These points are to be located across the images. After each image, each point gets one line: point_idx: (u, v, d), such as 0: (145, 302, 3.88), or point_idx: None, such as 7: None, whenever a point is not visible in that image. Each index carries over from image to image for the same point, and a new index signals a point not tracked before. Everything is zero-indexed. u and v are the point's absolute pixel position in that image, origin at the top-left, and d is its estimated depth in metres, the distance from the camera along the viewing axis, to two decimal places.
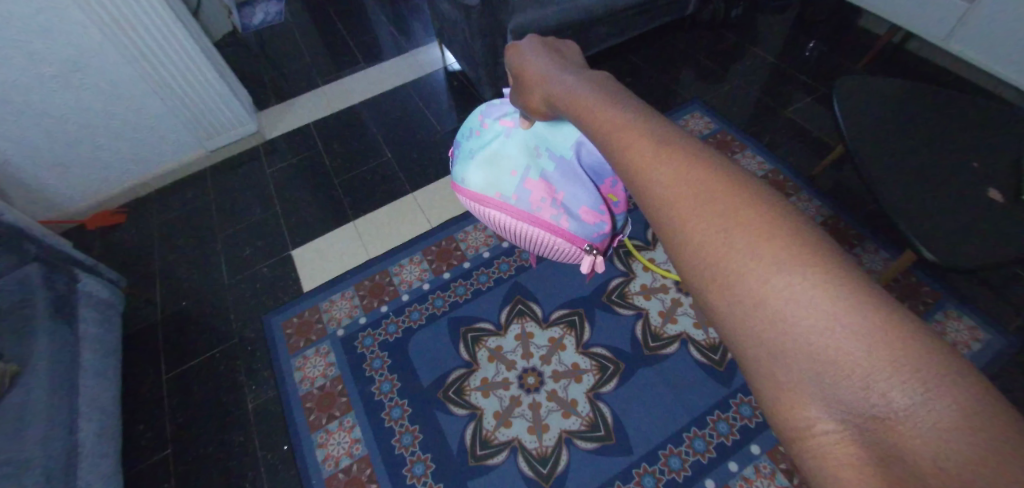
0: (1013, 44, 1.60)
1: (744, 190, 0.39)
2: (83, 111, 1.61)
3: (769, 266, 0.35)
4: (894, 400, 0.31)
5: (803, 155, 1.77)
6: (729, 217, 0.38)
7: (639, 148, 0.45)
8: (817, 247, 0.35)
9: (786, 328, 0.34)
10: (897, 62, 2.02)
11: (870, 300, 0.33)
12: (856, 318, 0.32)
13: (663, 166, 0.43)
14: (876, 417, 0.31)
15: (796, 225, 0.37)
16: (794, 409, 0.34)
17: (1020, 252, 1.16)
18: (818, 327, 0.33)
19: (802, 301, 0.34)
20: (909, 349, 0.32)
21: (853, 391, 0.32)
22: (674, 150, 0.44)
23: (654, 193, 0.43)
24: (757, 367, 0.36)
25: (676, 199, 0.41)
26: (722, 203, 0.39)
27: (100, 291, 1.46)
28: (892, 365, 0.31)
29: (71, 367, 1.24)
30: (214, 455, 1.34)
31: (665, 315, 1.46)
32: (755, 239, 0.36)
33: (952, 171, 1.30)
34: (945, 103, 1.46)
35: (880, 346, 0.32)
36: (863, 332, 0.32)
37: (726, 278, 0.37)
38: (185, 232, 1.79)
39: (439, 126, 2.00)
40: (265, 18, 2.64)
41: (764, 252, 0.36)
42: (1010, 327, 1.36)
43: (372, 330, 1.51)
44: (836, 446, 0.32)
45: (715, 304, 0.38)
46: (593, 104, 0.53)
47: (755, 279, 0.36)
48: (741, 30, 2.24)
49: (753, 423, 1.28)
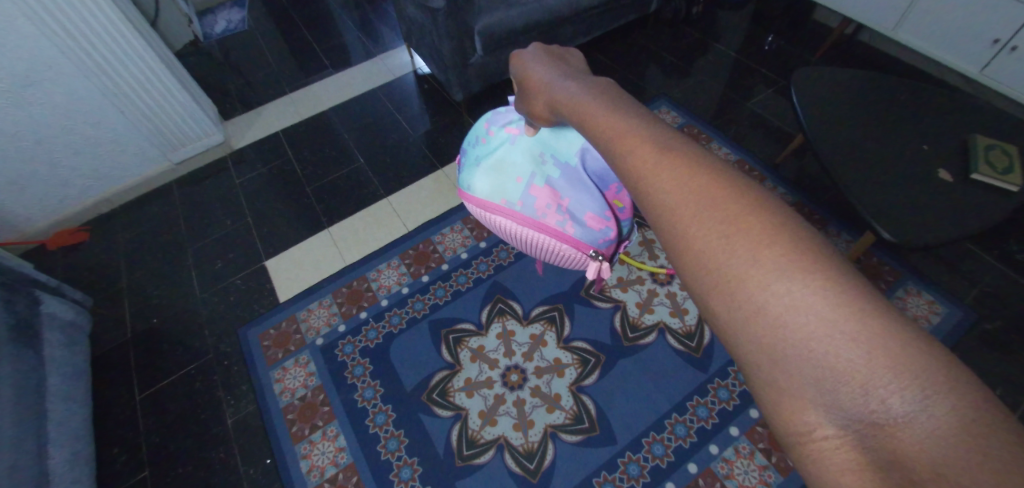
0: (956, 32, 1.69)
1: (747, 196, 0.42)
2: (38, 127, 1.55)
3: (772, 273, 0.37)
4: (893, 407, 0.33)
5: (767, 144, 1.84)
6: (732, 225, 0.40)
7: (642, 155, 0.47)
8: (817, 255, 0.38)
9: (788, 335, 0.36)
10: (852, 52, 2.10)
11: (867, 308, 0.35)
12: (854, 324, 0.35)
13: (665, 173, 0.45)
14: (876, 423, 0.34)
15: (799, 231, 0.39)
16: (794, 415, 0.36)
17: (968, 231, 1.23)
18: (819, 334, 0.36)
19: (802, 308, 0.36)
20: (906, 357, 0.34)
21: (853, 397, 0.34)
22: (676, 157, 0.46)
23: (658, 199, 0.45)
24: (757, 372, 0.38)
25: (678, 206, 0.43)
26: (727, 209, 0.41)
27: (64, 312, 1.41)
28: (892, 371, 0.34)
29: (38, 393, 1.20)
30: (194, 474, 1.31)
31: (642, 305, 1.49)
32: (757, 246, 0.38)
33: (906, 154, 1.37)
34: (898, 90, 1.52)
35: (879, 353, 0.34)
36: (860, 338, 0.35)
37: (728, 285, 0.39)
38: (153, 247, 1.75)
39: (410, 129, 2.00)
40: (228, 26, 2.59)
41: (766, 259, 0.38)
42: (965, 300, 1.44)
43: (353, 338, 1.50)
44: (837, 451, 0.35)
45: (714, 307, 0.40)
46: (597, 111, 0.55)
47: (757, 286, 0.38)
48: (703, 26, 2.30)
49: (731, 406, 1.32)
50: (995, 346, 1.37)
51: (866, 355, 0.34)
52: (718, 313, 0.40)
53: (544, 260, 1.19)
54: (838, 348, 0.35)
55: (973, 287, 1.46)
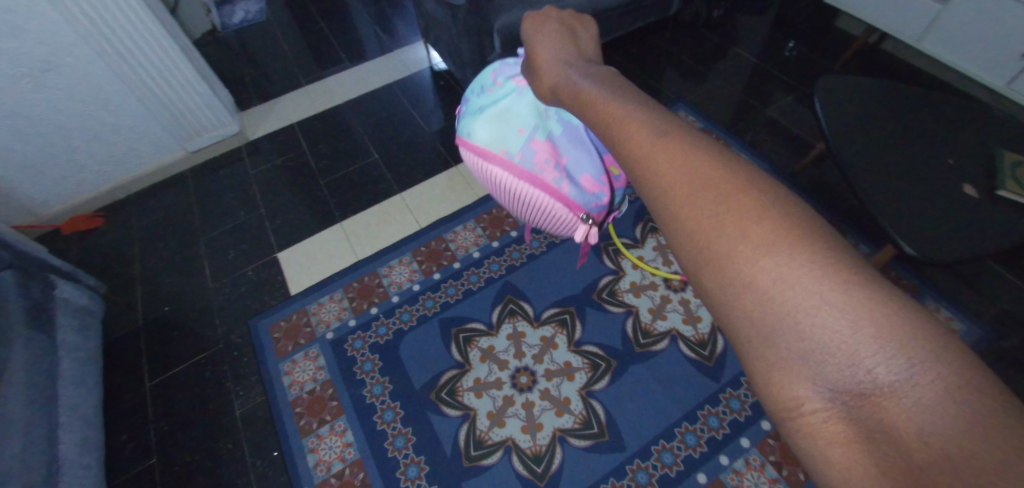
0: (984, 43, 1.66)
1: (738, 177, 0.43)
2: (57, 112, 1.56)
3: (760, 249, 0.39)
4: (879, 376, 0.35)
5: (786, 152, 1.81)
6: (725, 204, 0.42)
7: (640, 140, 0.48)
8: (803, 230, 0.40)
9: (777, 309, 0.38)
10: (874, 61, 2.07)
11: (854, 283, 0.37)
12: (841, 297, 0.37)
13: (661, 155, 0.46)
14: (862, 393, 0.36)
15: (788, 207, 0.41)
16: (785, 389, 0.38)
17: (994, 249, 1.20)
18: (806, 307, 0.37)
19: (791, 283, 0.38)
20: (894, 328, 0.36)
21: (840, 368, 0.36)
22: (674, 142, 0.47)
23: (656, 181, 0.46)
24: (749, 351, 0.40)
25: (672, 188, 0.45)
26: (719, 187, 0.43)
27: (77, 298, 1.42)
28: (878, 342, 0.36)
29: (50, 377, 1.20)
30: (202, 464, 1.32)
31: (655, 311, 1.48)
32: (746, 224, 0.40)
33: (929, 166, 1.35)
34: (922, 101, 1.50)
35: (864, 324, 0.36)
36: (847, 311, 0.36)
37: (719, 264, 0.41)
38: (166, 235, 1.75)
39: (425, 125, 1.99)
40: (246, 17, 2.58)
41: (755, 235, 0.40)
42: (984, 318, 1.42)
43: (363, 333, 1.50)
44: (825, 424, 0.36)
45: (711, 288, 0.41)
46: (599, 99, 0.56)
47: (748, 263, 0.39)
48: (723, 30, 2.27)
49: (742, 417, 1.30)
50: (1013, 366, 1.34)
51: (850, 326, 0.36)
52: (713, 288, 0.41)
53: (534, 223, 1.15)
54: (825, 319, 0.37)
55: (993, 305, 1.43)
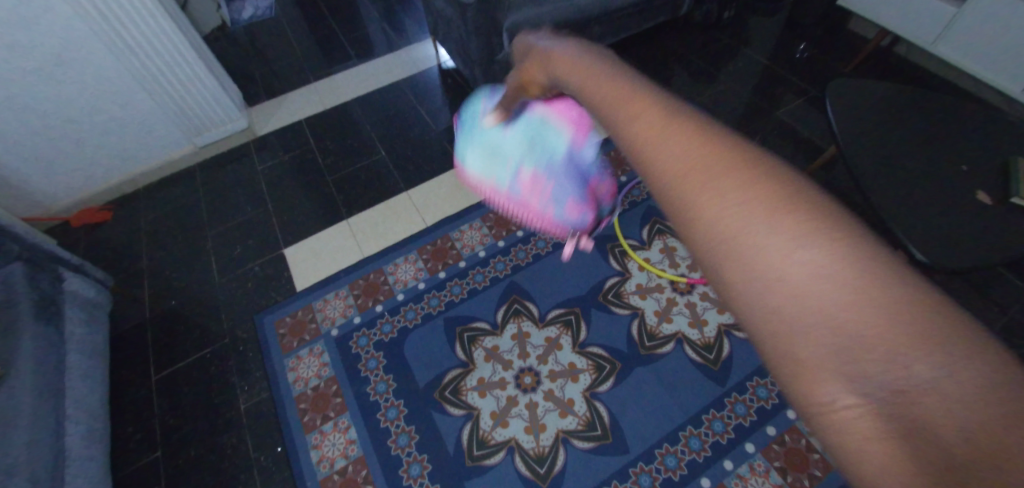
0: (999, 48, 1.64)
1: (742, 141, 0.35)
2: (67, 105, 1.57)
3: (769, 215, 0.30)
4: (920, 372, 0.26)
5: (796, 155, 1.80)
6: (729, 166, 0.33)
7: (632, 100, 0.40)
8: (820, 199, 0.31)
9: (791, 283, 0.29)
10: (886, 64, 2.05)
11: (881, 261, 0.28)
12: (869, 275, 0.28)
13: (655, 113, 0.38)
14: (902, 392, 0.26)
15: (788, 165, 0.33)
16: (808, 383, 0.28)
17: (1007, 257, 1.19)
18: (829, 285, 0.28)
19: (808, 253, 0.29)
20: (930, 315, 0.27)
21: (878, 361, 0.26)
22: (666, 104, 0.39)
23: (646, 141, 0.37)
24: (755, 334, 0.30)
25: (665, 148, 0.36)
26: (720, 148, 0.34)
27: (85, 290, 1.42)
28: (919, 329, 0.26)
29: (57, 369, 1.21)
30: (206, 458, 1.32)
31: (661, 314, 1.47)
32: (751, 186, 0.31)
33: (942, 172, 1.33)
34: (936, 105, 1.48)
35: (904, 308, 0.27)
36: (878, 290, 0.27)
37: (720, 230, 0.31)
38: (174, 230, 1.76)
39: (433, 123, 1.99)
40: (255, 13, 2.59)
41: (763, 200, 0.31)
42: (995, 326, 1.40)
43: (367, 330, 1.50)
44: (859, 426, 0.26)
45: (709, 259, 0.32)
46: (585, 63, 0.49)
47: (758, 231, 0.30)
48: (734, 31, 2.26)
49: (747, 422, 1.29)
50: None
51: (889, 311, 0.27)
52: (704, 253, 0.32)
53: None
54: (854, 296, 0.27)
55: (1003, 313, 1.42)
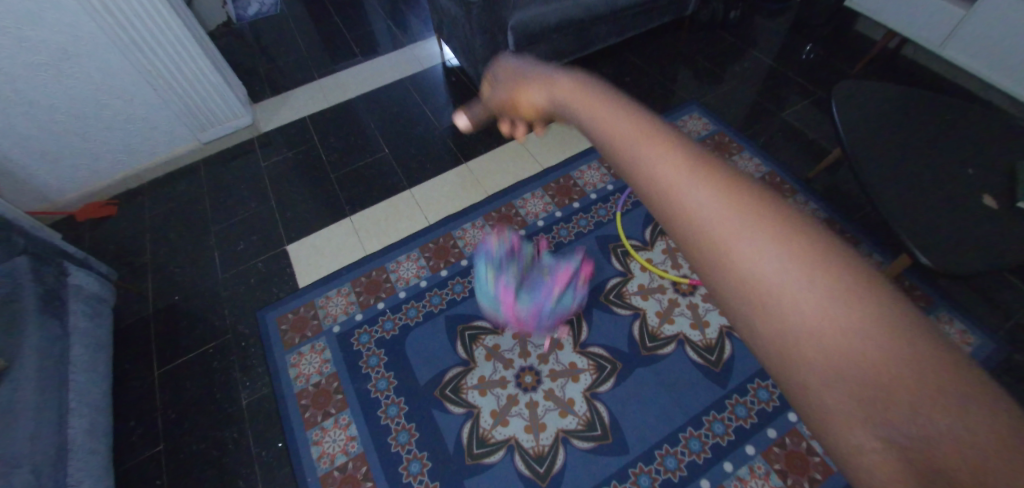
0: (1007, 51, 1.63)
1: (748, 181, 0.37)
2: (73, 100, 1.57)
3: (788, 262, 0.32)
4: (947, 421, 0.27)
5: (801, 157, 1.79)
6: (746, 211, 0.35)
7: (637, 138, 0.42)
8: (835, 247, 0.33)
9: (809, 328, 0.31)
10: (894, 66, 2.03)
11: (896, 306, 0.30)
12: (882, 321, 0.30)
13: (667, 152, 0.40)
14: (925, 440, 0.27)
15: (801, 216, 0.34)
16: (839, 426, 0.29)
17: (1012, 263, 1.18)
18: (848, 329, 0.30)
19: (827, 301, 0.31)
20: (944, 361, 0.29)
21: (904, 409, 0.28)
22: (671, 142, 0.41)
23: (659, 184, 0.39)
24: (783, 378, 0.32)
25: (677, 189, 0.38)
26: (734, 192, 0.36)
27: (90, 285, 1.43)
28: (932, 374, 0.28)
29: (61, 363, 1.22)
30: (208, 452, 1.33)
31: (662, 315, 1.47)
32: (768, 232, 0.33)
33: (948, 175, 1.33)
34: (943, 109, 1.47)
35: (916, 350, 0.29)
36: (896, 333, 0.29)
37: (742, 275, 0.33)
38: (177, 225, 1.76)
39: (437, 121, 1.99)
40: (261, 9, 2.59)
41: (779, 247, 0.33)
42: (999, 331, 1.39)
43: (369, 327, 1.50)
44: (883, 470, 0.28)
45: (734, 305, 0.34)
46: (586, 95, 0.50)
47: (776, 280, 0.32)
48: (740, 32, 2.25)
49: (748, 424, 1.29)
50: None
51: (903, 354, 0.29)
52: (754, 328, 0.33)
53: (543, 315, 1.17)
54: (865, 343, 0.29)
55: (1008, 319, 1.41)
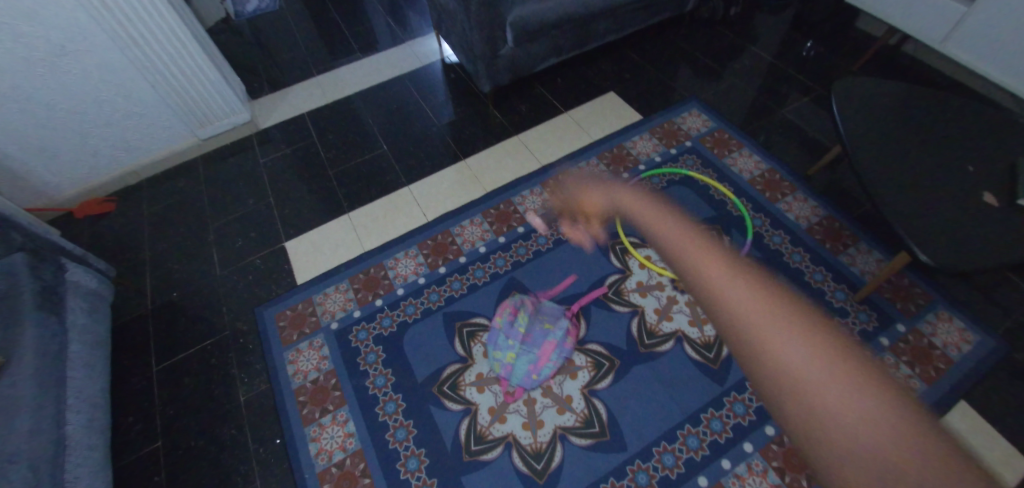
0: (1009, 47, 1.63)
1: (803, 323, 0.61)
2: (71, 97, 1.58)
3: (826, 378, 0.57)
4: (899, 458, 0.53)
5: (801, 154, 1.78)
6: (793, 340, 0.60)
7: (731, 292, 0.65)
8: (855, 371, 0.57)
9: (837, 422, 0.54)
10: (895, 63, 2.02)
11: (881, 400, 0.55)
12: (877, 412, 0.54)
13: (751, 305, 0.63)
14: (892, 469, 0.52)
15: (835, 348, 0.58)
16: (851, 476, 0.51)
17: (1012, 260, 1.18)
18: (861, 419, 0.54)
19: (851, 402, 0.55)
20: (906, 432, 0.54)
21: (886, 467, 0.52)
22: (756, 294, 0.64)
23: (748, 327, 0.61)
24: (817, 454, 0.53)
25: (761, 331, 0.60)
26: (794, 331, 0.61)
27: (88, 281, 1.43)
28: (897, 435, 0.54)
29: (59, 359, 1.22)
30: (206, 448, 1.33)
31: (661, 312, 1.47)
32: (815, 359, 0.58)
33: (948, 172, 1.32)
34: (944, 105, 1.46)
35: (887, 428, 0.54)
36: (880, 420, 0.54)
37: (796, 388, 0.56)
38: (176, 221, 1.76)
39: (435, 118, 1.98)
40: (260, 5, 2.59)
41: (823, 369, 0.57)
42: (999, 329, 1.38)
43: (367, 324, 1.50)
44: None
45: (788, 410, 0.55)
46: (689, 251, 0.73)
47: (813, 391, 0.56)
48: (740, 28, 2.24)
49: (746, 421, 1.29)
50: None
51: (881, 428, 0.54)
52: (793, 415, 0.55)
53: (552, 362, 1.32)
54: (871, 426, 0.53)
55: (1007, 316, 1.40)
